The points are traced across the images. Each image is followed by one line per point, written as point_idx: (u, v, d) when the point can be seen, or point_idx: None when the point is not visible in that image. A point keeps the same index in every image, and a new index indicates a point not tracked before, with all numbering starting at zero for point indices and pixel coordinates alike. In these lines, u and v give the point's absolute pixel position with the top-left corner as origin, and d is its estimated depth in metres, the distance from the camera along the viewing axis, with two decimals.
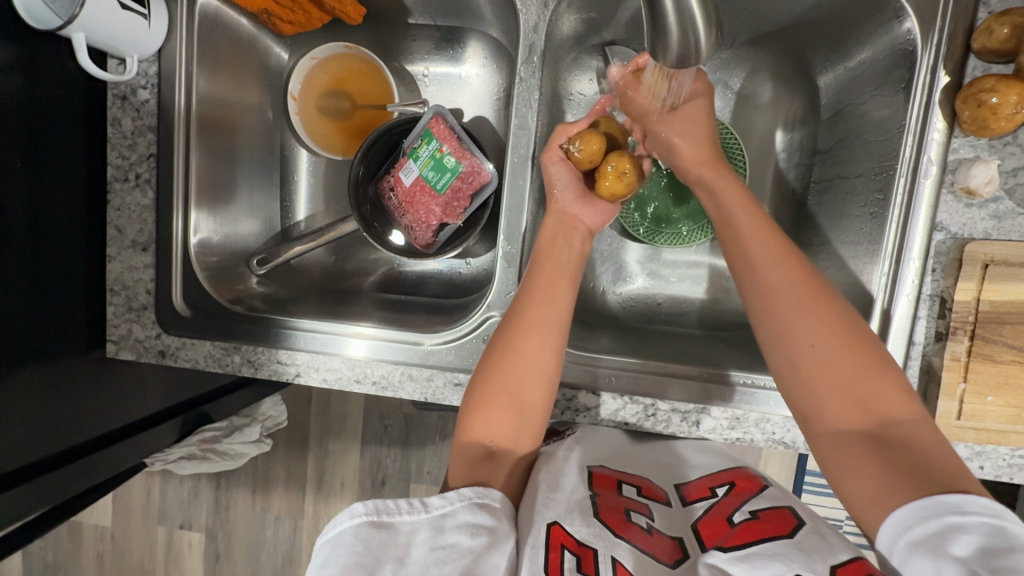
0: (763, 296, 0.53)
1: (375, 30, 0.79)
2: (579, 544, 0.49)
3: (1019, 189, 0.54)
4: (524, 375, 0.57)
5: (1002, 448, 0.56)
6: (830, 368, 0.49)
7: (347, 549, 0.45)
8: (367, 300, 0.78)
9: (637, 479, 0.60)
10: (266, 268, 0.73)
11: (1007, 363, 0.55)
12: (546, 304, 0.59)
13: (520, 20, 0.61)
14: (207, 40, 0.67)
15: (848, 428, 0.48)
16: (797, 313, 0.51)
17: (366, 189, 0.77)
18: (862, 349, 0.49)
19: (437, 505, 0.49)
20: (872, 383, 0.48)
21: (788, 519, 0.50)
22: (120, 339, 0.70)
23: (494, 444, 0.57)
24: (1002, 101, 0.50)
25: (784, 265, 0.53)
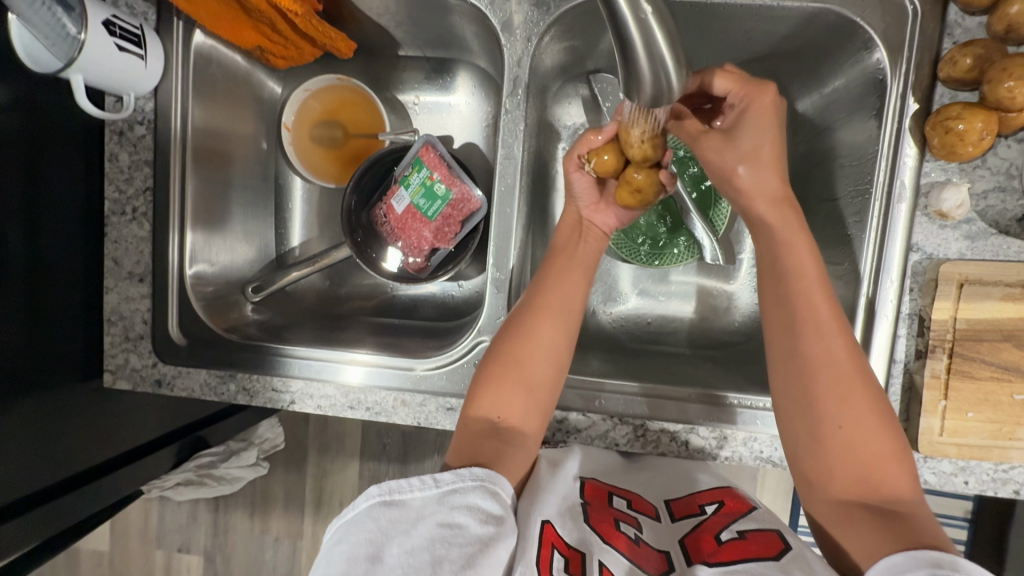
0: (791, 364, 0.52)
1: (366, 62, 0.81)
2: (568, 546, 0.49)
3: (990, 211, 0.56)
4: (536, 356, 0.59)
5: (986, 463, 0.57)
6: (849, 445, 0.50)
7: (358, 526, 0.46)
8: (361, 325, 0.79)
9: (627, 492, 0.61)
10: (261, 295, 0.74)
11: (986, 379, 0.56)
12: (555, 293, 0.61)
13: (505, 54, 0.63)
14: (202, 76, 0.69)
15: (853, 500, 0.49)
16: (819, 380, 0.51)
17: (359, 216, 0.78)
18: (886, 430, 0.50)
19: (448, 481, 0.50)
20: (886, 463, 0.49)
21: (776, 543, 0.50)
22: (117, 368, 0.71)
23: (502, 419, 0.57)
24: (968, 128, 0.52)
25: (826, 337, 0.51)
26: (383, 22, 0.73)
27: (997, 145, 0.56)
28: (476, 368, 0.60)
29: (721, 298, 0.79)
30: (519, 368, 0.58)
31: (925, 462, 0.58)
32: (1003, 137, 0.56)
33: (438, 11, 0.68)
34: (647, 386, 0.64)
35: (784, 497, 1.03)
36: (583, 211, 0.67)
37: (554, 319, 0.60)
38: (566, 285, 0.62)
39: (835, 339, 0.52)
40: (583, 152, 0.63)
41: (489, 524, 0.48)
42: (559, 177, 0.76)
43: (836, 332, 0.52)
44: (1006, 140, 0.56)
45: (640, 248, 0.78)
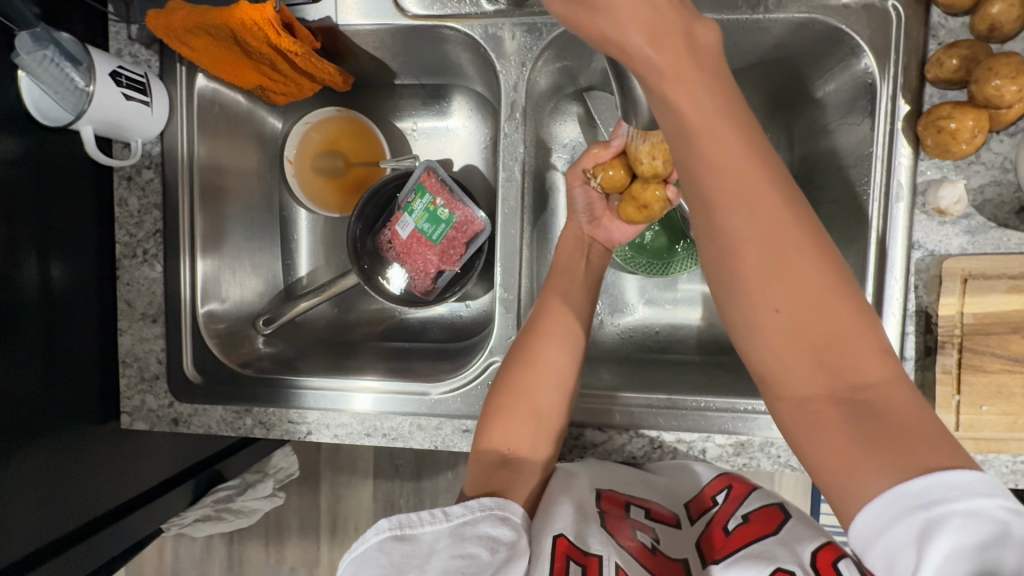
0: (719, 242, 0.41)
1: (364, 93, 0.83)
2: (584, 553, 0.47)
3: (988, 205, 0.57)
4: (544, 378, 0.59)
5: (1004, 455, 0.57)
6: (805, 330, 0.40)
7: (371, 562, 0.47)
8: (371, 351, 0.80)
9: (645, 500, 0.59)
10: (272, 327, 0.75)
11: (996, 372, 0.56)
12: (558, 315, 0.62)
13: (500, 80, 0.65)
14: (206, 118, 0.71)
15: (820, 400, 0.40)
16: (755, 259, 0.40)
17: (364, 242, 0.79)
18: (848, 301, 0.41)
19: (458, 514, 0.50)
20: (854, 340, 0.40)
21: (776, 519, 0.51)
22: (133, 409, 0.71)
23: (512, 451, 0.58)
24: (960, 127, 0.53)
25: (759, 203, 0.39)
26: (379, 55, 0.73)
27: (990, 140, 0.57)
28: (484, 401, 0.61)
29: None
30: (528, 392, 0.59)
31: None
32: (994, 133, 0.57)
33: (432, 42, 0.69)
34: (661, 397, 0.65)
35: (803, 497, 1.02)
36: (586, 227, 0.68)
37: (559, 340, 0.61)
38: (569, 298, 0.63)
39: (771, 201, 0.40)
40: (587, 167, 0.64)
41: (502, 548, 0.47)
42: (558, 194, 0.77)
43: (775, 194, 0.40)
44: (998, 135, 0.57)
45: (640, 256, 0.79)
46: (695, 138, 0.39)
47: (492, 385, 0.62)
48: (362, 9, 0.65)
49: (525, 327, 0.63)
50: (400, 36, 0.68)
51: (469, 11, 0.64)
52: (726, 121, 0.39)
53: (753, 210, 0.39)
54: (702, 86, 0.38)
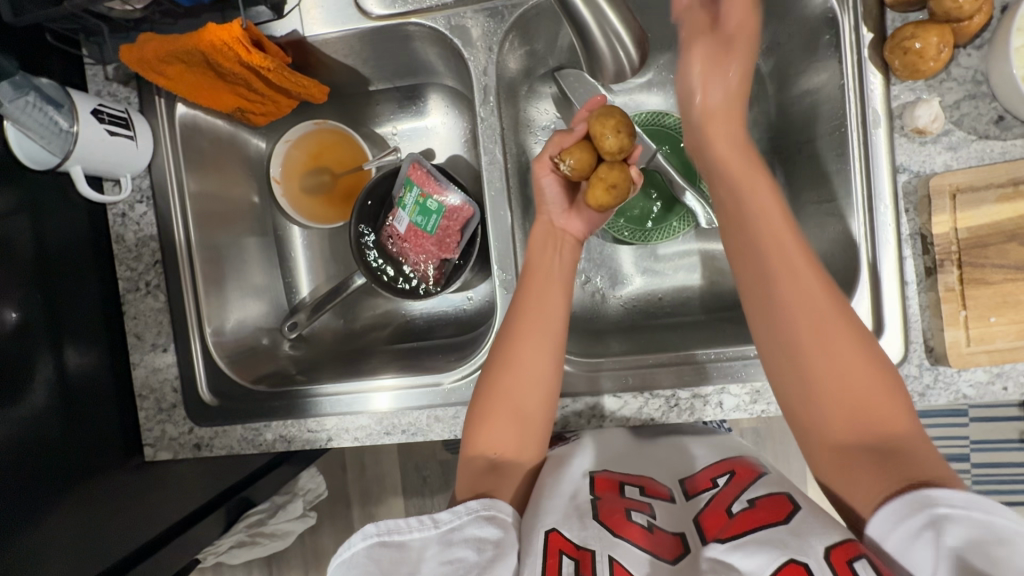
0: (762, 289, 0.53)
1: (341, 104, 0.84)
2: (577, 548, 0.48)
3: (965, 119, 0.57)
4: (527, 378, 0.59)
5: (1020, 365, 0.57)
6: (837, 379, 0.49)
7: (357, 566, 0.49)
8: (383, 355, 0.81)
9: (640, 478, 0.58)
10: (296, 332, 0.79)
11: (1000, 282, 0.56)
12: (535, 317, 0.61)
13: (470, 67, 0.66)
14: (191, 147, 0.72)
15: (856, 449, 0.47)
16: (794, 307, 0.51)
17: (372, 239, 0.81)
18: (879, 375, 0.49)
19: (446, 520, 0.51)
20: (884, 408, 0.48)
21: (783, 506, 0.49)
22: (156, 440, 0.72)
23: (499, 454, 0.58)
24: (925, 45, 0.54)
25: (799, 275, 0.52)
26: (350, 62, 0.74)
27: (957, 56, 0.57)
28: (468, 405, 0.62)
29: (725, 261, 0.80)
30: (514, 395, 0.59)
31: (959, 376, 0.58)
32: (962, 47, 0.57)
33: (400, 42, 0.70)
34: (669, 356, 0.65)
35: None
36: (557, 217, 0.67)
37: (539, 338, 0.60)
38: (545, 299, 0.62)
39: (805, 265, 0.52)
40: (554, 154, 0.64)
41: (488, 547, 0.49)
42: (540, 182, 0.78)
43: (807, 260, 0.52)
44: (965, 49, 0.57)
45: (631, 225, 0.80)
46: (746, 203, 0.56)
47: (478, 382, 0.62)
48: (325, 17, 0.66)
49: (502, 330, 0.62)
50: (368, 40, 0.69)
51: (431, 4, 0.65)
52: (765, 196, 0.56)
53: (790, 267, 0.52)
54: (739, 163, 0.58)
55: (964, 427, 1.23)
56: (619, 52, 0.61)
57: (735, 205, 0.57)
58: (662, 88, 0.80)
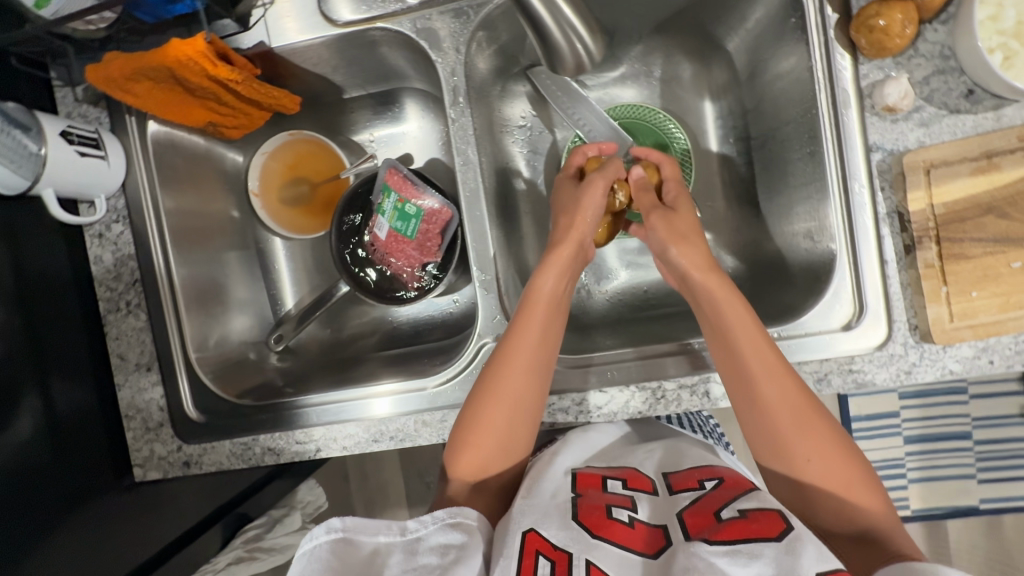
0: (747, 394, 0.56)
1: (317, 113, 0.84)
2: (554, 548, 0.49)
3: (936, 94, 0.57)
4: (510, 409, 0.59)
5: (1005, 338, 0.57)
6: (820, 474, 0.53)
7: (320, 560, 0.49)
8: (374, 361, 0.81)
9: (622, 474, 0.60)
10: (282, 344, 0.79)
11: (980, 256, 0.56)
12: (521, 354, 0.60)
13: (439, 69, 0.66)
14: (166, 163, 0.72)
15: (836, 531, 0.54)
16: (776, 409, 0.54)
17: (353, 248, 0.81)
18: (854, 466, 0.54)
19: (413, 529, 0.52)
20: (861, 497, 0.53)
21: (777, 522, 0.48)
22: (144, 461, 0.72)
23: (477, 478, 0.60)
24: (890, 22, 0.53)
25: (782, 383, 0.54)
26: (321, 71, 0.74)
27: (924, 31, 0.57)
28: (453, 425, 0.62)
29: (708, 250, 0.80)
30: (496, 427, 0.59)
31: (944, 352, 0.58)
32: (928, 23, 0.57)
33: (370, 48, 0.70)
34: (671, 345, 0.65)
35: None
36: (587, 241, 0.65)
37: (525, 367, 0.59)
38: (544, 332, 0.61)
39: (780, 369, 0.55)
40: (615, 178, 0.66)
41: (451, 553, 0.50)
42: (516, 178, 0.80)
43: (781, 362, 0.55)
44: (931, 24, 0.57)
45: None
46: (722, 309, 0.57)
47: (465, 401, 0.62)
48: (299, 25, 0.66)
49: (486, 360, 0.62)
50: (336, 48, 0.69)
51: (395, 8, 0.65)
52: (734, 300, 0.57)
53: (768, 371, 0.55)
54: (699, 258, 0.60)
55: (964, 404, 1.23)
56: (576, 42, 0.61)
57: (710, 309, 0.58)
58: (636, 81, 0.80)
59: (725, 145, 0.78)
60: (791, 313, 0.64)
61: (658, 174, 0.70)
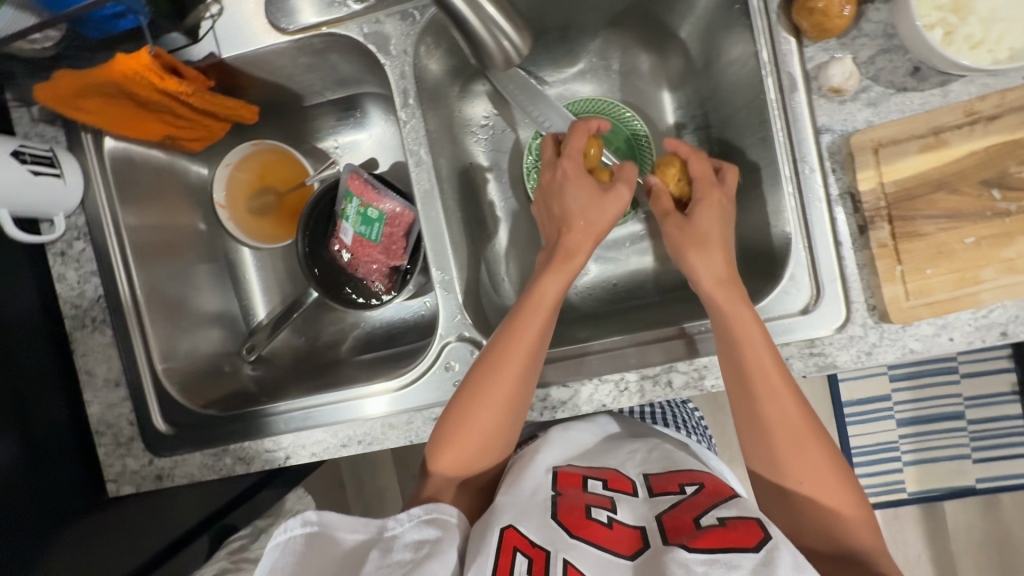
0: (744, 398, 0.56)
1: (280, 122, 0.84)
2: (531, 545, 0.49)
3: (882, 73, 0.57)
4: (498, 411, 0.59)
5: (964, 314, 0.57)
6: (809, 489, 0.54)
7: (294, 552, 0.49)
8: (348, 367, 0.81)
9: (604, 474, 0.59)
10: (254, 354, 0.79)
11: (934, 233, 0.55)
12: (513, 357, 0.59)
13: (388, 71, 0.65)
14: (125, 178, 0.72)
15: (819, 551, 0.54)
16: (772, 419, 0.55)
17: (321, 255, 0.81)
18: (844, 486, 0.53)
19: (389, 526, 0.52)
20: (846, 518, 0.53)
21: (754, 531, 0.47)
22: (118, 475, 0.72)
23: (459, 474, 0.60)
24: (829, 3, 0.53)
25: (780, 395, 0.54)
26: (276, 80, 0.74)
27: (867, 11, 0.57)
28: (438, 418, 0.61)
29: None
30: (483, 427, 0.59)
31: (903, 331, 0.58)
32: (870, 2, 0.57)
33: (324, 55, 0.70)
34: (633, 337, 0.65)
35: None
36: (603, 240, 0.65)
37: (517, 370, 0.58)
38: (539, 335, 0.60)
39: (781, 380, 0.55)
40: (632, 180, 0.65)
41: (424, 547, 0.50)
42: (477, 177, 0.80)
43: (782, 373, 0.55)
44: (873, 4, 0.57)
45: None
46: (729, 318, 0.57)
47: (454, 396, 0.61)
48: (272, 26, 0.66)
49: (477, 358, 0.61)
50: (287, 56, 0.69)
51: (341, 14, 0.65)
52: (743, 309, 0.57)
53: (767, 379, 0.54)
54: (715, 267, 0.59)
55: (956, 384, 1.23)
56: (501, 40, 0.59)
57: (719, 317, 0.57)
58: (595, 75, 0.80)
59: (686, 135, 0.78)
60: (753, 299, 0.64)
61: (681, 162, 0.66)
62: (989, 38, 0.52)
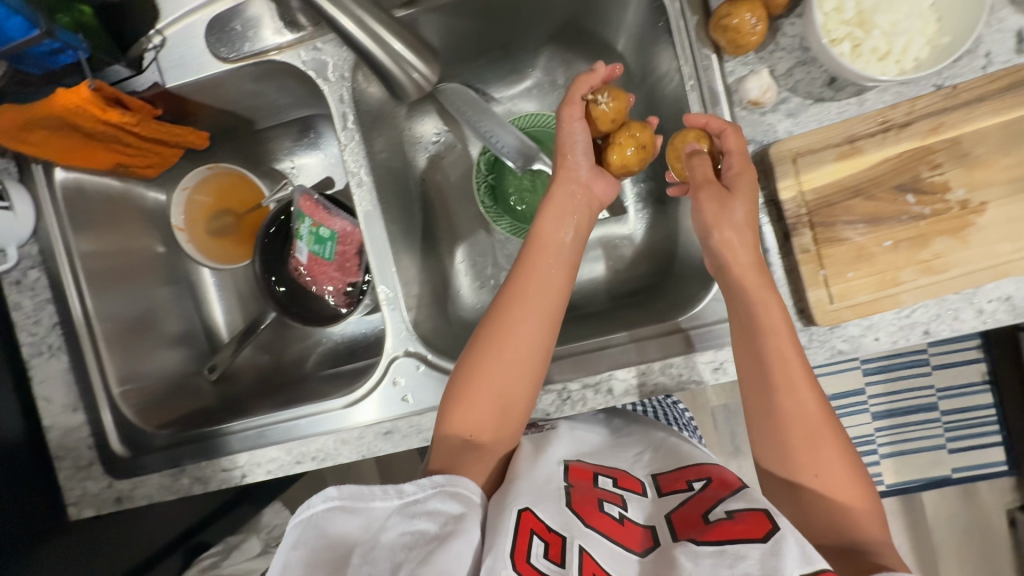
0: (759, 372, 0.55)
1: (235, 145, 0.86)
2: (547, 531, 0.49)
3: (800, 85, 0.59)
4: (513, 364, 0.60)
5: (887, 314, 0.59)
6: (820, 472, 0.53)
7: (316, 528, 0.49)
8: (311, 382, 0.83)
9: (614, 470, 0.60)
10: (217, 372, 0.80)
11: (853, 238, 0.57)
12: (525, 308, 0.61)
13: (328, 96, 0.67)
14: (78, 207, 0.73)
15: (829, 541, 0.52)
16: (784, 396, 0.54)
17: (279, 274, 0.82)
18: (858, 482, 0.53)
19: (411, 492, 0.51)
20: (857, 511, 0.52)
21: (762, 522, 0.46)
22: (78, 499, 0.72)
23: (474, 436, 0.59)
24: (741, 21, 0.55)
25: (795, 375, 0.54)
26: (224, 107, 0.76)
27: (782, 25, 0.59)
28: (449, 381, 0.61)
29: (624, 248, 0.82)
30: (497, 382, 0.59)
31: (831, 333, 0.60)
32: (785, 17, 0.59)
33: (269, 80, 0.72)
34: (574, 347, 0.66)
35: None
36: (582, 178, 0.65)
37: (530, 320, 0.61)
38: (547, 282, 0.62)
39: (795, 361, 0.55)
40: (584, 93, 0.64)
41: (449, 523, 0.49)
42: (427, 194, 0.82)
43: (798, 353, 0.55)
44: (788, 18, 0.59)
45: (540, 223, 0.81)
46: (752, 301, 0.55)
47: (466, 355, 0.61)
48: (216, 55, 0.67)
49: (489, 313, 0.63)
50: (231, 84, 0.70)
51: (278, 43, 0.66)
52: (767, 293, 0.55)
53: (784, 353, 0.55)
54: (742, 250, 0.56)
55: (929, 375, 1.22)
56: (411, 73, 0.63)
57: (743, 301, 0.56)
58: (540, 90, 0.83)
59: None
60: (691, 303, 0.66)
61: (712, 140, 0.60)
62: (895, 49, 0.54)
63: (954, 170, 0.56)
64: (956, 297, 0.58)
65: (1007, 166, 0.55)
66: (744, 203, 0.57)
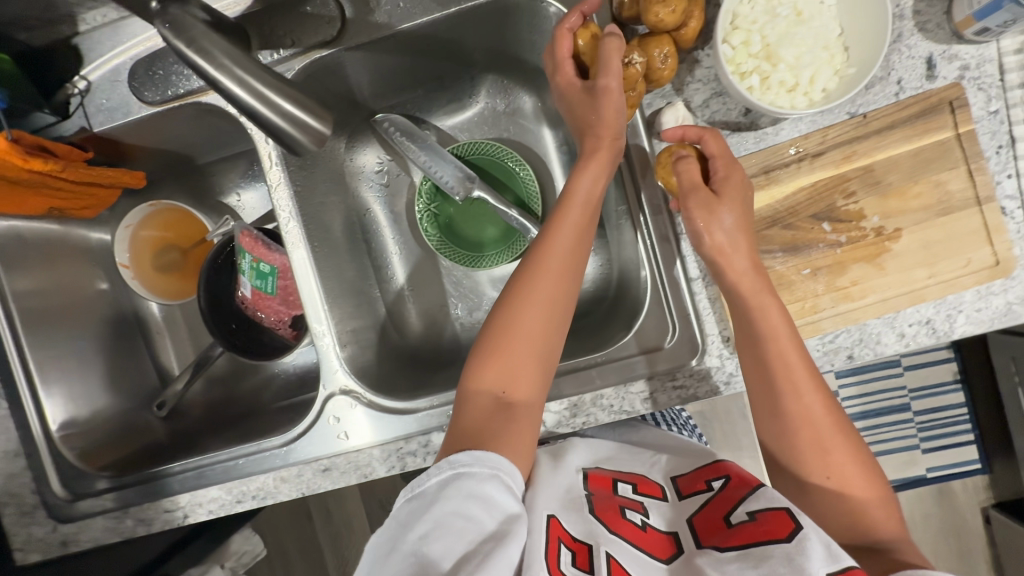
0: (764, 379, 0.55)
1: (178, 182, 0.86)
2: (574, 540, 0.52)
3: (716, 116, 0.59)
4: (546, 317, 0.59)
5: (810, 341, 0.58)
6: (836, 473, 0.53)
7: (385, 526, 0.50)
8: (262, 415, 0.83)
9: (631, 475, 0.61)
10: (166, 409, 0.81)
11: (773, 267, 0.58)
12: (560, 264, 0.59)
13: (253, 136, 0.67)
14: (14, 252, 0.73)
15: (847, 535, 0.53)
16: (793, 400, 0.54)
17: (223, 309, 0.82)
18: (872, 482, 0.54)
19: (463, 465, 0.51)
20: (872, 508, 0.53)
21: (785, 522, 0.47)
22: (24, 543, 0.71)
23: (507, 393, 0.57)
24: (650, 57, 0.56)
25: (802, 383, 0.54)
26: (160, 146, 0.76)
27: (698, 57, 0.59)
28: (479, 340, 0.60)
29: None
30: (529, 336, 0.58)
31: None
32: (700, 49, 0.59)
33: (201, 121, 0.72)
34: None
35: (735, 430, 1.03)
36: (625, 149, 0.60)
37: (561, 279, 0.59)
38: (578, 243, 0.60)
39: (800, 370, 0.54)
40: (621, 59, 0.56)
41: (505, 520, 0.49)
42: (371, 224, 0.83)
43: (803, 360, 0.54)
44: (703, 50, 0.59)
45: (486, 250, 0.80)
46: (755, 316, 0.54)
47: (500, 305, 0.60)
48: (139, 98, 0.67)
49: (523, 268, 0.61)
50: (161, 124, 0.70)
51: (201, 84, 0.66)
52: (773, 307, 0.54)
53: (797, 356, 0.54)
54: (739, 261, 0.55)
55: (900, 376, 1.22)
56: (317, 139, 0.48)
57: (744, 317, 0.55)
58: (478, 119, 0.83)
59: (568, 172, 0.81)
60: (607, 344, 0.67)
61: (694, 149, 0.58)
62: (802, 81, 0.55)
63: (868, 198, 0.56)
64: (877, 322, 0.56)
65: (918, 194, 0.56)
66: (745, 194, 0.55)
